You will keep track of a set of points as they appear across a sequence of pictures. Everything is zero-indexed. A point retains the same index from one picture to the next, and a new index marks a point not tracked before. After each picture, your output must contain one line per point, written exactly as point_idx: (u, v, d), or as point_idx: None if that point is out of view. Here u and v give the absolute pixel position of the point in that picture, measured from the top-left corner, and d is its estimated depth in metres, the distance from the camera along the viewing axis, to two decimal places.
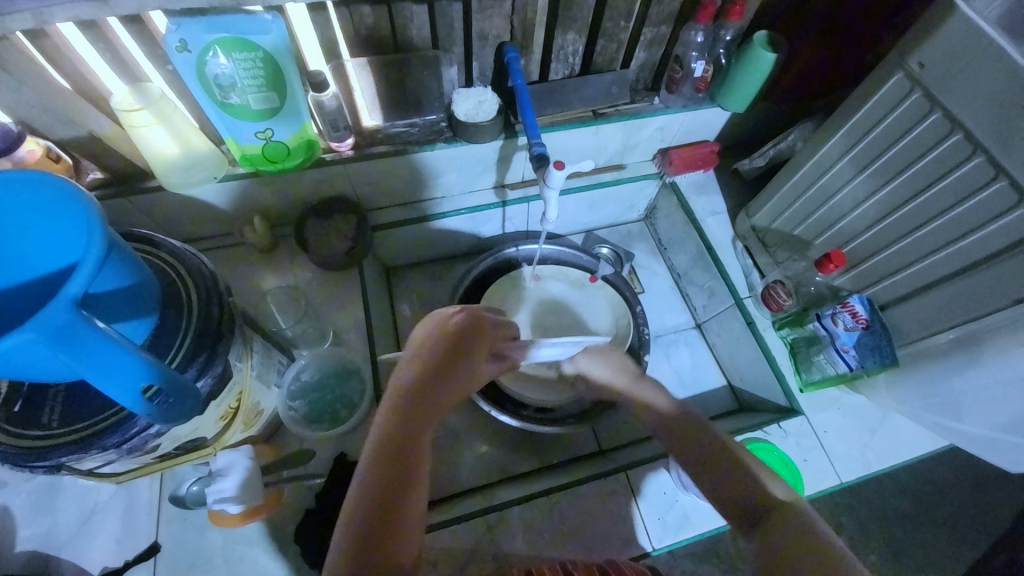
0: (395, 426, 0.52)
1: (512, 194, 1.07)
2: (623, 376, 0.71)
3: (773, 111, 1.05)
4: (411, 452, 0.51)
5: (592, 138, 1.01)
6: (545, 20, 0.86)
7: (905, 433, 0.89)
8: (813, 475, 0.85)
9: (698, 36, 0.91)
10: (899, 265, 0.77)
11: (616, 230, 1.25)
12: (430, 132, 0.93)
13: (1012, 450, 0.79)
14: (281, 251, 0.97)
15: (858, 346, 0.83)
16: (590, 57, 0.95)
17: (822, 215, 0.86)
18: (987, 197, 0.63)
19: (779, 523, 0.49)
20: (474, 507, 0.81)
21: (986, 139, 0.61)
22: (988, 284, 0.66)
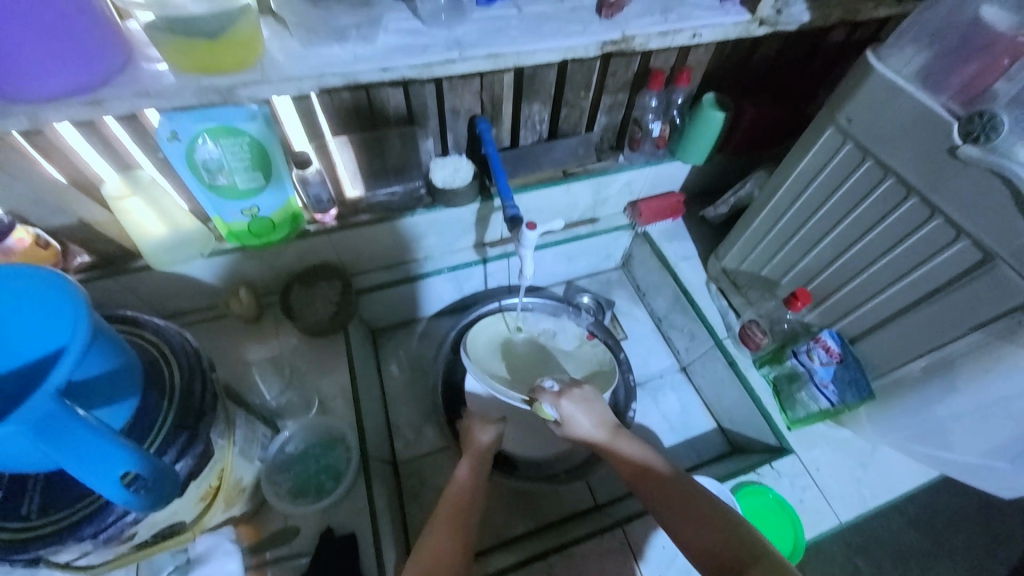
0: (455, 515, 0.68)
1: (492, 252, 1.11)
2: (604, 429, 0.74)
3: (730, 162, 1.14)
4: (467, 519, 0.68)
5: (564, 196, 1.07)
6: (512, 95, 0.94)
7: (897, 466, 0.89)
8: (812, 517, 0.84)
9: (652, 101, 0.99)
10: (860, 300, 0.81)
11: (595, 279, 1.29)
12: (410, 200, 0.99)
13: (998, 477, 0.80)
14: (266, 321, 0.98)
15: (836, 380, 0.84)
16: (555, 123, 1.02)
17: (784, 256, 0.90)
18: (929, 232, 0.68)
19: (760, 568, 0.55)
20: None
21: (917, 180, 0.67)
22: (947, 313, 0.70)
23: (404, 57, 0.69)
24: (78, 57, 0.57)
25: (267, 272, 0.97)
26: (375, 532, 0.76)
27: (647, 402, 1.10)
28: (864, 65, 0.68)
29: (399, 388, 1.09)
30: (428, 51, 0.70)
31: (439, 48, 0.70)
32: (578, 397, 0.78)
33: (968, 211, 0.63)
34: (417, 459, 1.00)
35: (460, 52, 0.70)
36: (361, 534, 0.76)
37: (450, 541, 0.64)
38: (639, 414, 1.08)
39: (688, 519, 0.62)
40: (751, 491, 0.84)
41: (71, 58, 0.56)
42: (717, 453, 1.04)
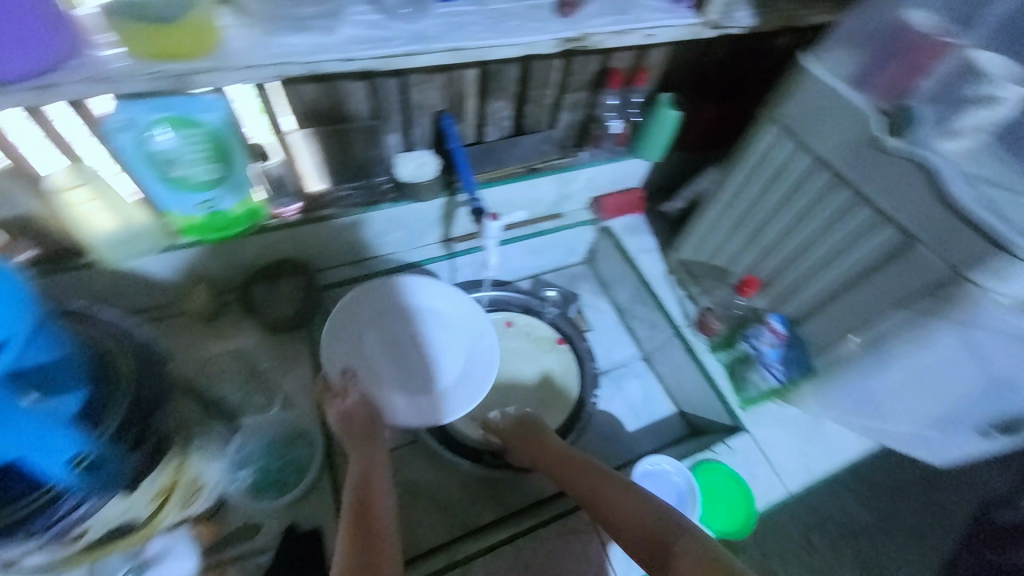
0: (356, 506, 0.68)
1: (459, 246, 1.12)
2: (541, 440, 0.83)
3: (686, 160, 1.19)
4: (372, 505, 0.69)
5: (529, 190, 1.10)
6: (476, 91, 0.95)
7: (839, 439, 0.96)
8: (762, 489, 0.90)
9: (613, 100, 1.04)
10: (802, 284, 0.86)
11: (560, 273, 1.31)
12: (374, 194, 0.98)
13: (935, 442, 0.90)
14: (224, 319, 0.95)
15: (783, 361, 0.91)
16: (520, 119, 1.05)
17: (736, 246, 0.96)
18: (858, 219, 0.74)
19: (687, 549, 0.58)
20: (439, 562, 0.78)
21: (847, 172, 0.73)
22: (879, 290, 0.75)
23: (366, 48, 0.69)
24: (26, 41, 0.55)
25: (226, 268, 0.94)
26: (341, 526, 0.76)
27: (611, 390, 1.13)
28: (801, 66, 0.74)
29: None
30: (388, 41, 0.70)
31: (398, 40, 0.71)
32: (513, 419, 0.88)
33: (891, 198, 0.69)
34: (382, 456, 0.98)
35: (422, 46, 0.72)
36: (326, 529, 0.76)
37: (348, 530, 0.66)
38: (604, 402, 1.11)
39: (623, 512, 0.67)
40: (707, 469, 0.88)
41: (16, 39, 0.54)
42: (677, 436, 1.08)
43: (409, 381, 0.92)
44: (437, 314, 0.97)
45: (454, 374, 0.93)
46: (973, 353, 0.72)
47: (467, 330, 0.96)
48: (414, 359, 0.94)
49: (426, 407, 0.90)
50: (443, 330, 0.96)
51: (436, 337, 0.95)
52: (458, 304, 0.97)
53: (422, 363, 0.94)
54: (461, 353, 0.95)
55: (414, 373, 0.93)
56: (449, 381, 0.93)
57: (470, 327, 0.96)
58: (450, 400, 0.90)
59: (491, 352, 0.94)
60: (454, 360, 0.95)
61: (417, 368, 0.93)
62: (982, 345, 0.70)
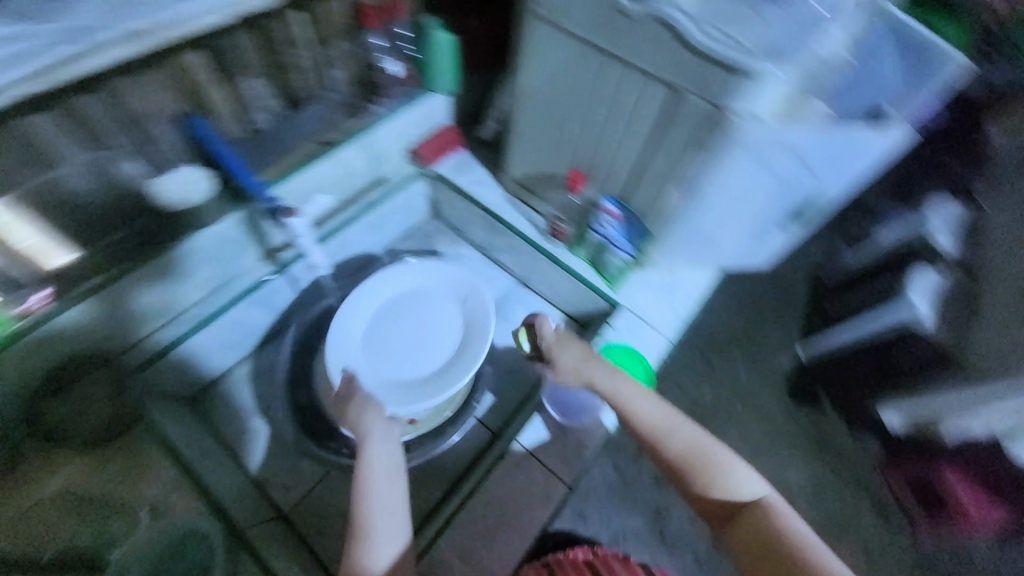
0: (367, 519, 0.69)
1: (284, 256, 0.95)
2: (599, 365, 0.81)
3: (483, 77, 1.15)
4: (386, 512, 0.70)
5: (334, 167, 0.96)
6: (211, 79, 0.82)
7: (694, 278, 1.10)
8: (648, 347, 1.03)
9: (377, 41, 0.96)
10: (615, 159, 0.91)
11: (411, 237, 1.21)
12: (143, 239, 0.79)
13: (754, 250, 1.09)
14: (28, 459, 0.81)
15: (625, 236, 0.99)
16: (284, 92, 0.91)
17: (552, 145, 0.98)
18: (632, 82, 0.77)
19: (750, 520, 0.68)
20: None
21: (608, 46, 0.75)
22: (671, 141, 0.81)
23: None
24: None
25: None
26: None
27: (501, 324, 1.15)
28: None
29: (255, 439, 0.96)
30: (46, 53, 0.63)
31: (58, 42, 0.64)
32: (560, 338, 0.85)
33: (648, 59, 0.73)
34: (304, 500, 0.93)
35: (92, 45, 0.66)
36: None
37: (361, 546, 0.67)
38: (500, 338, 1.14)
39: (679, 457, 0.73)
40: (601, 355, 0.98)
41: None
42: None
43: (419, 372, 0.92)
44: (417, 297, 0.98)
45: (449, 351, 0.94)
46: (760, 164, 0.80)
47: (450, 292, 0.98)
48: (452, 315, 0.96)
49: (444, 383, 0.90)
50: (439, 303, 0.97)
51: (427, 318, 0.96)
52: (431, 271, 0.99)
53: (423, 348, 0.94)
54: (455, 317, 0.96)
55: (420, 363, 0.93)
56: (454, 350, 0.93)
57: (450, 287, 0.98)
58: (463, 365, 0.91)
59: (481, 296, 0.95)
60: (453, 329, 0.95)
61: (424, 356, 0.93)
62: (765, 156, 0.78)
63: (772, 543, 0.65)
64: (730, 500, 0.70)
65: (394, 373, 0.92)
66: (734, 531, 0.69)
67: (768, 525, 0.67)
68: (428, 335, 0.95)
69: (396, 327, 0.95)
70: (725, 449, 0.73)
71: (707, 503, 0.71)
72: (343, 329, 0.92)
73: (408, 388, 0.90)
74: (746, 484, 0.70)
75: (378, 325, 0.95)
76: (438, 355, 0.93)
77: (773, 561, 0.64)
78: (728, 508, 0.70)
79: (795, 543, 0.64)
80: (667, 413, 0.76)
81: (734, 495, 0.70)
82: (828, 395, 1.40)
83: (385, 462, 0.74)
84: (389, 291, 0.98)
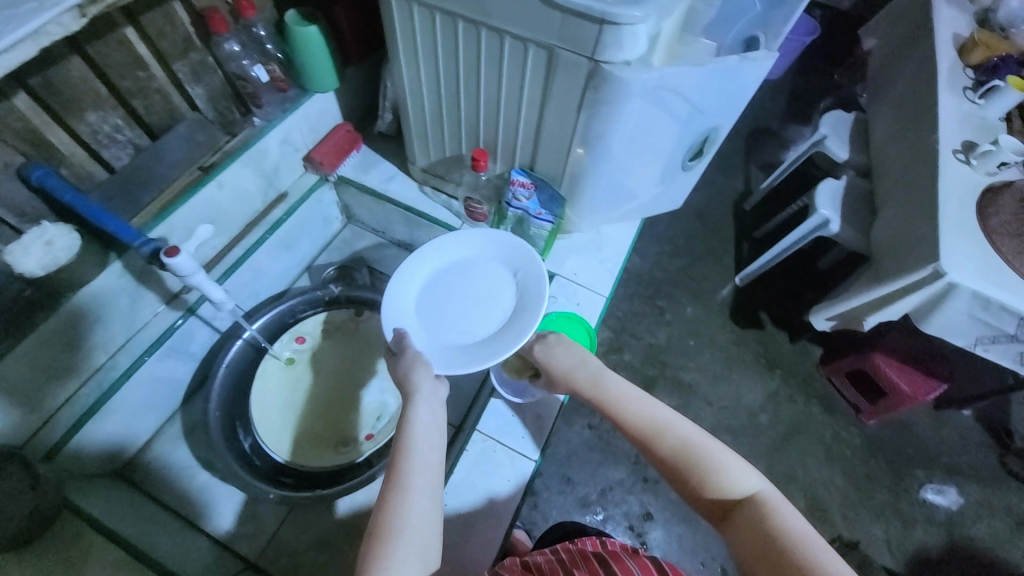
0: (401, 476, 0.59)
1: (192, 296, 0.92)
2: (593, 367, 0.73)
3: (368, 68, 1.10)
4: (417, 473, 0.60)
5: (224, 193, 0.90)
6: (43, 116, 0.68)
7: (618, 234, 1.12)
8: (589, 309, 1.04)
9: (234, 46, 0.86)
10: (515, 132, 0.90)
11: (331, 249, 1.18)
12: (14, 312, 0.69)
13: (670, 193, 1.10)
14: None
15: (543, 205, 0.98)
16: (144, 121, 0.82)
17: (450, 127, 0.95)
18: (510, 52, 0.75)
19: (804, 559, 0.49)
20: None
21: (470, 14, 0.72)
22: (563, 104, 0.80)
23: None
24: None
25: None
26: None
27: None
28: None
29: (209, 495, 0.93)
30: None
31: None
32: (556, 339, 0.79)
33: (514, 20, 0.70)
34: (273, 540, 0.92)
35: None
36: None
37: (393, 504, 0.57)
38: None
39: (690, 459, 0.60)
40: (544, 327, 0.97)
41: None
42: None
43: (468, 338, 0.87)
44: (473, 263, 0.96)
45: (491, 326, 0.88)
46: (653, 103, 0.79)
47: (503, 260, 0.94)
48: (485, 290, 0.92)
49: (494, 347, 0.84)
50: (474, 271, 0.94)
51: (480, 286, 0.93)
52: (485, 239, 0.96)
53: (477, 315, 0.90)
54: (508, 285, 0.92)
55: (470, 329, 0.88)
56: (504, 318, 0.88)
57: (502, 255, 0.95)
58: (515, 327, 0.85)
59: (532, 259, 0.91)
60: (507, 297, 0.91)
61: (467, 326, 0.89)
62: (655, 94, 0.77)
63: (774, 545, 0.52)
64: (725, 498, 0.58)
65: (448, 338, 0.87)
66: (730, 533, 0.56)
67: (765, 524, 0.54)
68: (469, 305, 0.91)
69: (473, 282, 0.93)
70: (721, 447, 0.61)
71: (700, 503, 0.60)
72: (394, 299, 0.90)
73: (460, 351, 0.85)
74: (738, 479, 0.58)
75: (430, 294, 0.93)
76: (488, 322, 0.88)
77: (774, 560, 0.51)
78: (723, 505, 0.58)
79: (795, 543, 0.51)
80: (656, 408, 0.65)
81: (733, 493, 0.58)
82: (764, 315, 1.50)
83: (426, 431, 0.64)
84: (442, 261, 0.96)
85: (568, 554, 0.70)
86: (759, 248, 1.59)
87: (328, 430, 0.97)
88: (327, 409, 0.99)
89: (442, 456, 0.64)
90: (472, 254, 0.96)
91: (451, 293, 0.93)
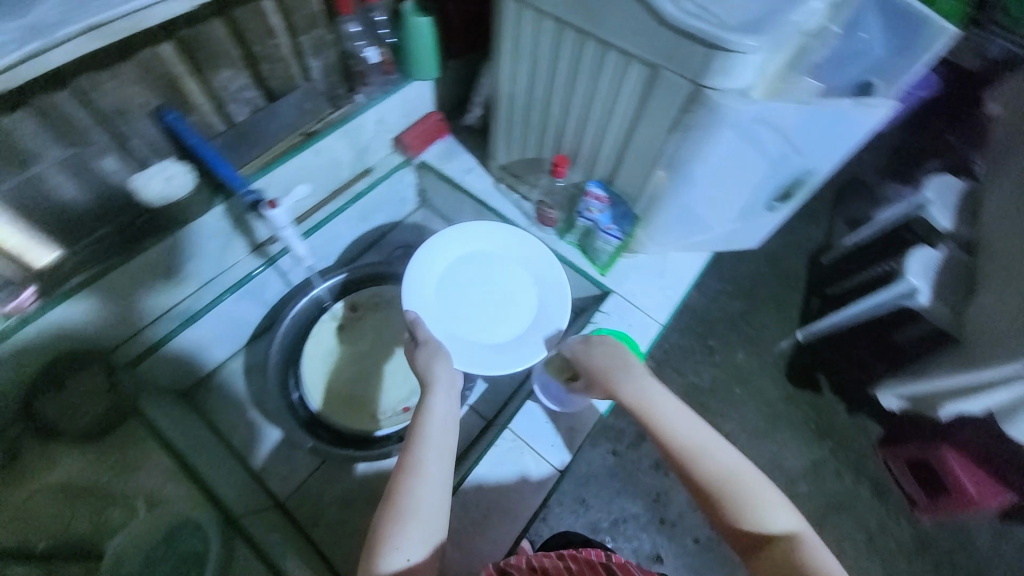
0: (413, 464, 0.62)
1: (275, 248, 0.98)
2: (636, 373, 0.74)
3: (467, 64, 1.14)
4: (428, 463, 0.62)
5: (318, 159, 0.97)
6: (187, 68, 0.78)
7: (684, 264, 1.09)
8: (640, 332, 1.01)
9: (353, 28, 0.94)
10: (598, 144, 0.90)
11: (403, 227, 1.25)
12: (129, 235, 0.79)
13: (747, 231, 1.06)
14: (25, 459, 0.76)
15: (614, 220, 0.97)
16: (264, 84, 0.90)
17: (536, 131, 0.97)
18: (611, 65, 0.76)
19: None
20: None
21: (580, 22, 0.74)
22: (654, 123, 0.79)
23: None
24: None
25: None
26: None
27: None
28: None
29: (252, 430, 0.99)
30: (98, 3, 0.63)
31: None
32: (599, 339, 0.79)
33: (621, 34, 0.71)
34: (302, 486, 0.97)
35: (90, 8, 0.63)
36: None
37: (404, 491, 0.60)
38: None
39: (725, 485, 0.63)
40: None
41: None
42: None
43: (479, 335, 0.90)
44: (501, 257, 0.98)
45: (503, 330, 0.91)
46: (747, 139, 0.78)
47: (529, 263, 0.97)
48: (504, 292, 0.95)
49: (502, 355, 0.88)
50: (499, 269, 0.97)
51: (500, 285, 0.95)
52: (516, 239, 0.98)
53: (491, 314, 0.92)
54: (528, 292, 0.95)
55: (481, 326, 0.91)
56: (518, 325, 0.92)
57: (529, 258, 0.98)
58: (526, 342, 0.89)
59: (559, 271, 0.96)
60: (524, 304, 0.94)
61: (480, 321, 0.91)
62: (751, 130, 0.75)
63: None
64: (759, 531, 0.61)
65: (459, 328, 0.90)
66: (759, 564, 0.59)
67: (799, 561, 0.57)
68: (488, 301, 0.94)
69: (493, 280, 0.96)
70: (761, 482, 0.64)
71: (728, 531, 0.63)
72: (412, 285, 0.90)
73: (468, 345, 0.88)
74: (774, 516, 0.61)
75: (448, 284, 0.94)
76: (503, 325, 0.91)
77: None
78: (753, 537, 0.61)
79: None
80: (697, 429, 0.67)
81: (768, 526, 0.61)
82: (824, 378, 1.40)
83: (443, 419, 0.67)
84: (466, 247, 0.98)
85: (575, 564, 0.70)
86: (830, 305, 1.49)
87: (366, 392, 1.01)
88: (370, 376, 1.02)
89: (454, 445, 0.66)
90: (498, 249, 0.99)
91: (473, 283, 0.95)
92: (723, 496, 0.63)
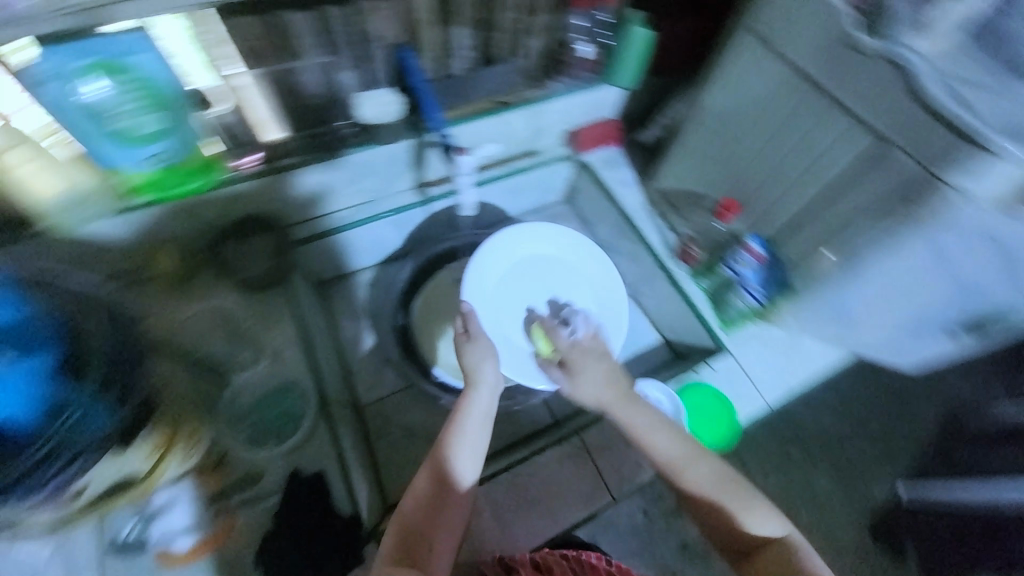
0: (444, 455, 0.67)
1: (434, 191, 1.06)
2: (615, 390, 0.72)
3: (666, 83, 1.13)
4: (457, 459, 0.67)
5: (502, 128, 1.03)
6: (433, 18, 0.86)
7: (817, 355, 1.00)
8: (744, 403, 0.94)
9: (579, 22, 0.95)
10: (774, 199, 0.87)
11: (542, 213, 1.29)
12: (336, 140, 0.91)
13: (899, 348, 0.96)
14: (198, 280, 0.92)
15: (763, 282, 0.93)
16: (485, 49, 0.96)
17: (714, 168, 0.95)
18: (836, 128, 0.73)
19: None
20: None
21: (822, 77, 0.71)
22: (860, 201, 0.74)
23: None
24: None
25: (191, 227, 0.88)
26: (342, 472, 0.79)
27: None
28: None
29: (355, 338, 1.08)
30: None
31: None
32: (594, 343, 0.78)
33: (870, 105, 0.68)
34: (379, 400, 1.03)
35: None
36: (328, 471, 0.79)
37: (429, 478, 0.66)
38: None
39: (717, 488, 0.67)
40: (691, 390, 0.92)
41: None
42: (662, 362, 1.13)
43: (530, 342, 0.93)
44: (566, 268, 1.01)
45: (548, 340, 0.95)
46: (934, 257, 0.73)
47: (592, 284, 1.01)
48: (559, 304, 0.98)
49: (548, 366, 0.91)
50: (557, 278, 1.01)
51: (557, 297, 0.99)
52: (587, 255, 1.01)
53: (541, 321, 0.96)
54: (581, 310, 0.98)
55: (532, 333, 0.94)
56: None
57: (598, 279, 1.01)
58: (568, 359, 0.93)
59: (620, 307, 0.98)
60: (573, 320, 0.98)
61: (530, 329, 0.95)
62: (946, 248, 0.71)
63: None
64: (753, 536, 0.64)
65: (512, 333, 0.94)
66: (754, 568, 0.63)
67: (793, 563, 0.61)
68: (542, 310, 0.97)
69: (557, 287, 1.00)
70: (757, 492, 0.67)
71: (725, 538, 0.66)
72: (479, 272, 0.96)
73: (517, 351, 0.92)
74: (766, 522, 0.64)
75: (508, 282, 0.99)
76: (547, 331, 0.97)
77: None
78: (744, 542, 0.65)
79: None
80: (688, 442, 0.70)
81: (759, 531, 0.64)
82: None
83: (478, 419, 0.70)
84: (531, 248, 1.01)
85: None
86: None
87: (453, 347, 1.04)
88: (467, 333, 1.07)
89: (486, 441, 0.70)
90: (569, 260, 1.02)
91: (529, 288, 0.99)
92: (716, 505, 0.66)
